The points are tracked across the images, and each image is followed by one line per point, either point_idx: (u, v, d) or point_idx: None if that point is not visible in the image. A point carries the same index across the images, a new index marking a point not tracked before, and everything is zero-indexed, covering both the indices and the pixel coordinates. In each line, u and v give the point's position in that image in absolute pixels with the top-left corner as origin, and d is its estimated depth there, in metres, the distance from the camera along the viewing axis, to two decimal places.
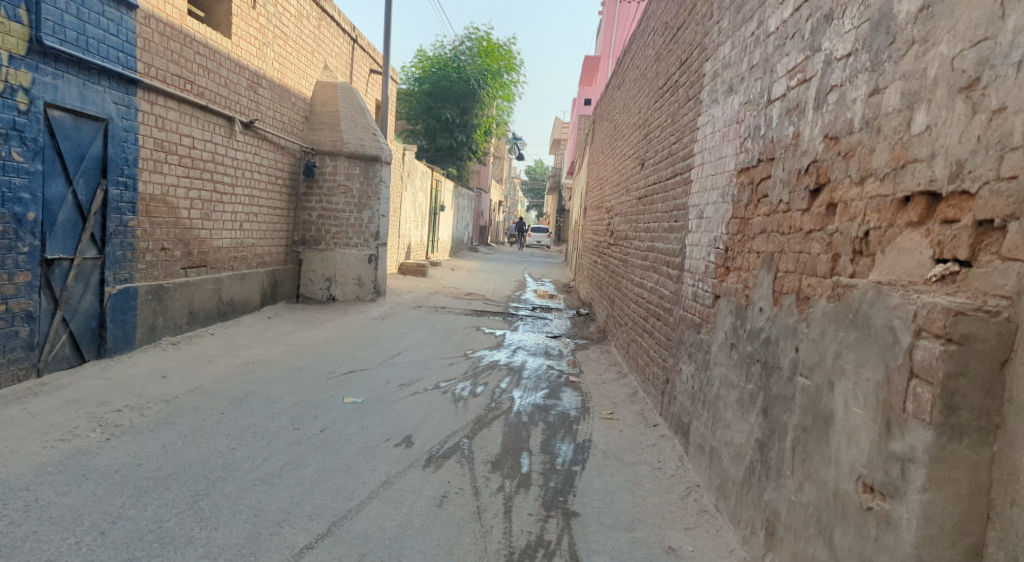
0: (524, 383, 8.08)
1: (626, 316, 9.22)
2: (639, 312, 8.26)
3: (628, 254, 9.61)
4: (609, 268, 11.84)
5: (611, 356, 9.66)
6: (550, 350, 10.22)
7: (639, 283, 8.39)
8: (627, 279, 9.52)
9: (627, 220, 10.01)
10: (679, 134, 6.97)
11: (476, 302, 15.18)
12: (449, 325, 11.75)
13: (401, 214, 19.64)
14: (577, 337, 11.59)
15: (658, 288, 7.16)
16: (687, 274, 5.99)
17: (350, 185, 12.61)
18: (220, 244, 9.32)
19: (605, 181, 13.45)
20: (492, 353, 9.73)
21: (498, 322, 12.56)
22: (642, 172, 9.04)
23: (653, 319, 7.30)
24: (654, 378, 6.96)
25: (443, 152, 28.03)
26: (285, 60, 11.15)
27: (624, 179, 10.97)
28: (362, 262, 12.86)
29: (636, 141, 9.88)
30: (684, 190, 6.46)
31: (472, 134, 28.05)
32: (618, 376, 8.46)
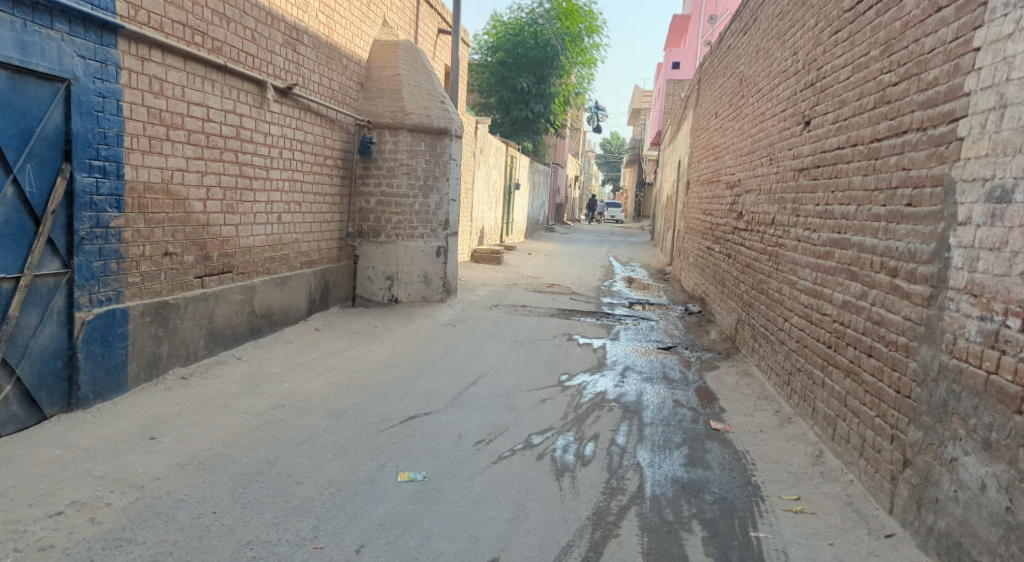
0: (647, 433, 5.69)
1: (778, 332, 6.71)
2: (804, 333, 5.75)
3: (774, 246, 7.05)
4: (733, 260, 9.29)
5: (752, 380, 7.17)
6: (668, 372, 7.81)
7: (803, 290, 5.86)
8: (773, 280, 6.99)
9: (769, 201, 7.44)
10: (887, 63, 4.29)
11: (561, 298, 12.91)
12: (536, 333, 9.56)
13: (474, 194, 17.51)
14: (694, 347, 9.14)
15: (848, 305, 4.63)
16: (930, 298, 3.42)
17: (414, 164, 10.57)
18: (248, 241, 7.44)
19: (721, 149, 10.80)
20: (592, 377, 7.45)
21: (592, 326, 10.28)
22: (799, 131, 6.42)
23: (840, 350, 4.79)
24: (851, 447, 4.49)
25: (519, 125, 25.70)
26: (331, 11, 9.13)
27: (756, 148, 8.35)
28: (428, 256, 10.88)
29: (781, 93, 7.25)
30: (916, 155, 3.74)
31: (550, 105, 25.54)
32: (777, 418, 5.95)
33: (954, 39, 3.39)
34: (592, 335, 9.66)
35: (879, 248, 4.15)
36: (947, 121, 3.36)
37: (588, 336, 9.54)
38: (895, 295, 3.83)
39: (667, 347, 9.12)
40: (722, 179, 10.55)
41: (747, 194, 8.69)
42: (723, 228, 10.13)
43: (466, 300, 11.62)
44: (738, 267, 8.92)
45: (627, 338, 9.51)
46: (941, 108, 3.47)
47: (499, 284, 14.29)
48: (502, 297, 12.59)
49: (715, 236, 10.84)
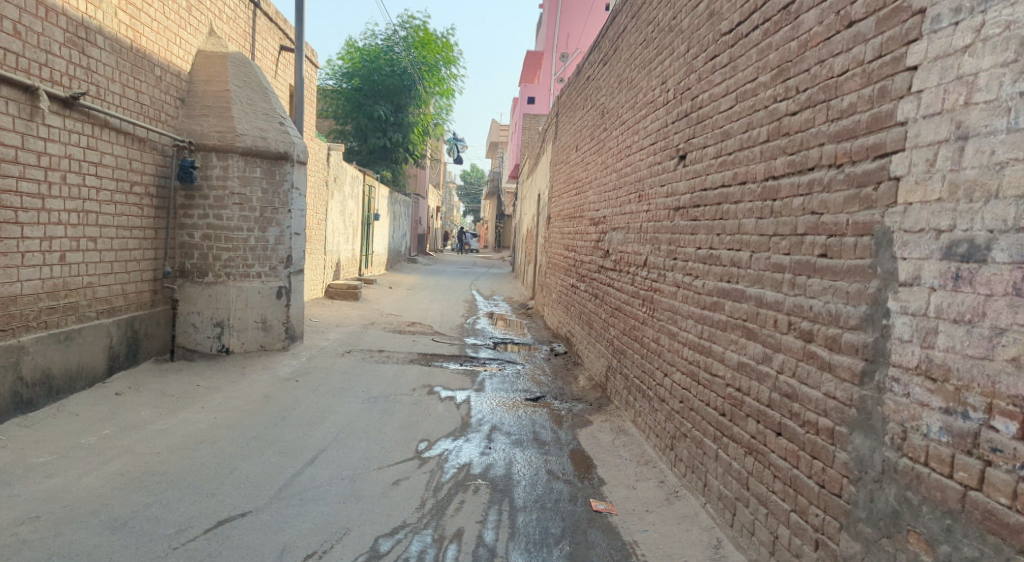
0: (519, 523, 4.68)
1: (656, 387, 6.03)
2: (690, 394, 5.07)
3: (647, 290, 6.43)
4: (598, 302, 8.67)
5: (628, 441, 6.42)
6: (538, 432, 6.85)
7: (686, 344, 5.19)
8: (649, 328, 6.34)
9: (639, 241, 6.86)
10: (783, 89, 3.75)
11: (422, 338, 11.66)
12: (394, 385, 8.23)
13: (326, 226, 15.83)
14: (561, 394, 8.29)
15: (745, 368, 3.96)
16: (861, 373, 2.73)
17: (248, 193, 8.95)
18: (8, 289, 5.66)
19: (582, 183, 10.29)
20: (455, 444, 6.32)
21: (456, 375, 9.15)
22: (671, 167, 5.89)
23: (736, 421, 4.10)
24: (757, 541, 3.75)
25: (378, 153, 24.19)
26: (137, 10, 7.45)
27: (621, 182, 7.83)
28: (265, 297, 9.19)
29: (649, 125, 6.76)
30: (830, 193, 3.13)
31: (409, 135, 24.38)
32: (664, 493, 5.18)
33: (877, 58, 2.82)
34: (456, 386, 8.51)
35: (783, 305, 3.51)
36: (876, 155, 2.76)
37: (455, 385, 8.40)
38: (812, 365, 3.15)
39: (537, 396, 8.19)
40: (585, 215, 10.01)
41: (612, 233, 8.14)
42: (587, 266, 9.55)
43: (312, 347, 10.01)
44: (606, 310, 8.29)
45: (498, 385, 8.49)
46: (863, 140, 2.88)
47: (352, 323, 12.74)
48: (355, 339, 11.09)
49: (578, 274, 10.25)
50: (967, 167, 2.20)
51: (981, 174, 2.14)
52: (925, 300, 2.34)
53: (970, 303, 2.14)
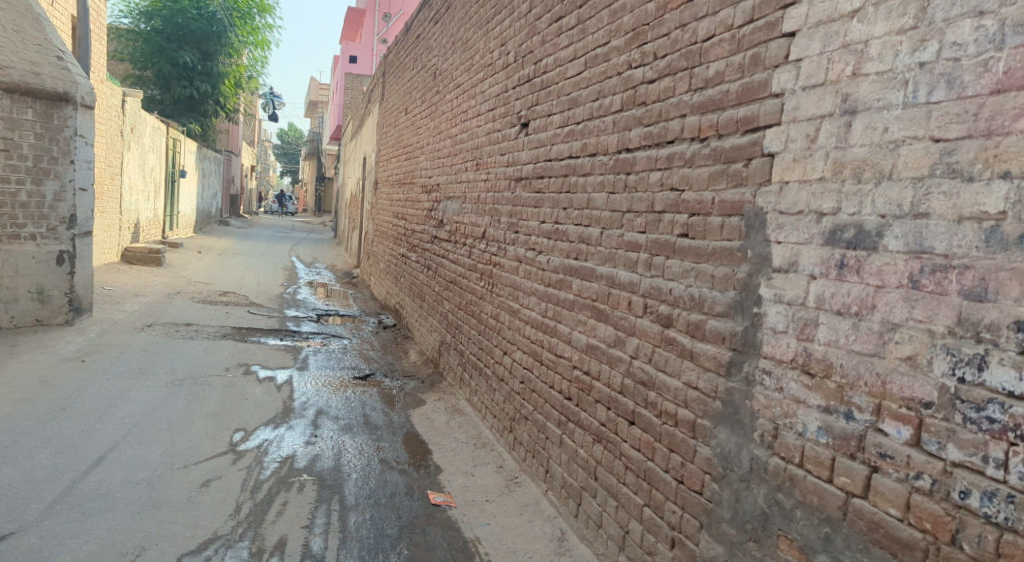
0: (350, 527, 3.87)
1: (486, 371, 5.51)
2: (534, 377, 4.65)
3: (473, 267, 5.81)
4: (402, 276, 7.80)
5: (461, 413, 5.75)
6: (367, 415, 5.62)
7: (531, 324, 4.74)
8: (476, 308, 5.74)
9: (456, 211, 6.15)
10: (640, 54, 3.46)
11: (233, 305, 8.28)
12: (203, 355, 6.51)
13: (120, 171, 10.29)
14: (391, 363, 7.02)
15: (596, 353, 3.65)
16: (727, 363, 2.53)
17: (19, 139, 6.38)
18: None
19: (387, 145, 9.23)
20: (275, 433, 4.98)
21: (275, 360, 6.56)
22: (513, 136, 5.31)
23: (584, 407, 3.83)
24: (605, 534, 3.51)
25: (184, 103, 20.89)
26: None
27: (444, 147, 7.07)
28: (43, 264, 6.56)
29: (481, 87, 6.12)
30: (692, 168, 2.91)
31: (219, 88, 21.44)
32: (502, 479, 4.70)
33: (748, 23, 2.60)
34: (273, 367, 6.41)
35: (639, 286, 3.27)
36: (747, 128, 2.55)
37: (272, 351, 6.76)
38: (672, 352, 2.93)
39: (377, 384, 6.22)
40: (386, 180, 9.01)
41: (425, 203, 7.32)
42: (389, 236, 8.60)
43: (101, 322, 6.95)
44: (418, 285, 7.50)
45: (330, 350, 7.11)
46: (733, 112, 2.66)
47: (150, 287, 8.78)
48: (146, 304, 7.91)
49: (378, 244, 9.23)
50: (855, 144, 2.00)
51: (871, 153, 1.93)
52: (802, 289, 2.16)
53: (854, 294, 1.95)
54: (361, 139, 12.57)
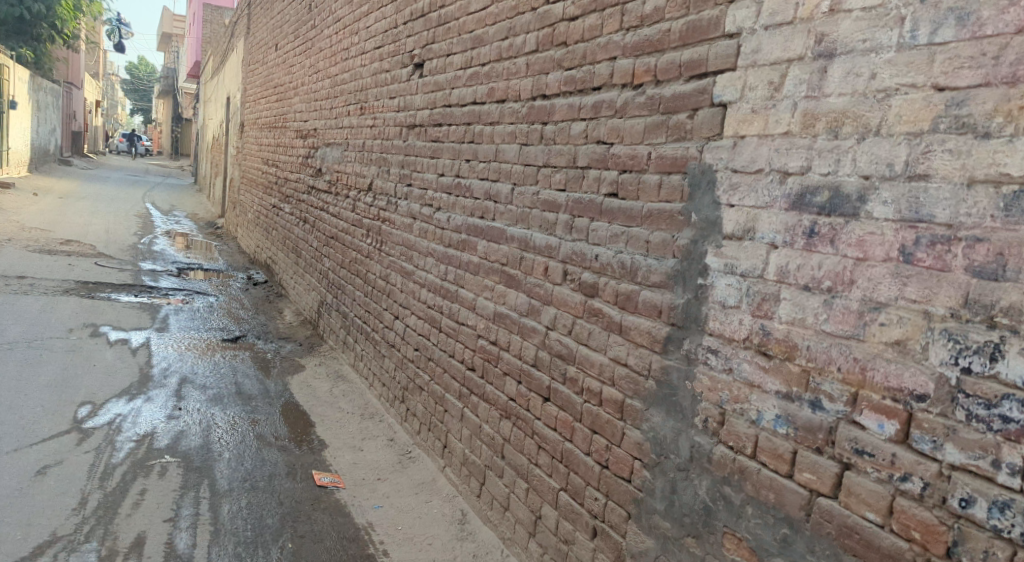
0: (224, 517, 2.88)
1: (361, 346, 4.48)
2: (426, 344, 3.77)
3: (353, 228, 4.70)
4: (271, 233, 6.49)
5: (342, 376, 4.51)
6: (239, 383, 4.22)
7: (426, 284, 3.85)
8: (354, 274, 4.67)
9: (336, 162, 4.99)
10: None
11: (77, 257, 6.33)
12: (28, 323, 4.26)
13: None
14: (269, 317, 5.50)
15: (501, 321, 3.16)
16: (664, 340, 2.22)
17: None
18: None
19: (256, 77, 7.65)
20: (128, 407, 3.61)
21: (132, 323, 4.73)
22: (399, 75, 4.14)
23: (489, 378, 3.20)
24: (512, 519, 2.93)
25: (9, 25, 14.52)
26: None
27: (306, 79, 5.65)
28: None
29: (353, 7, 4.76)
30: (623, 119, 2.50)
31: (56, 7, 14.87)
32: (396, 452, 3.72)
33: None
34: (132, 331, 4.61)
35: (556, 250, 2.85)
36: (692, 74, 2.19)
37: (121, 298, 5.21)
38: (596, 325, 2.57)
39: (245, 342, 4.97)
40: (258, 118, 7.49)
41: (292, 148, 5.97)
42: (258, 184, 7.17)
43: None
44: (279, 241, 6.19)
45: (197, 300, 5.61)
46: (675, 53, 2.28)
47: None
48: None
49: (247, 191, 7.76)
50: (830, 95, 1.73)
51: (852, 103, 1.66)
52: (760, 260, 1.90)
53: (826, 266, 1.70)
54: (225, 72, 10.67)
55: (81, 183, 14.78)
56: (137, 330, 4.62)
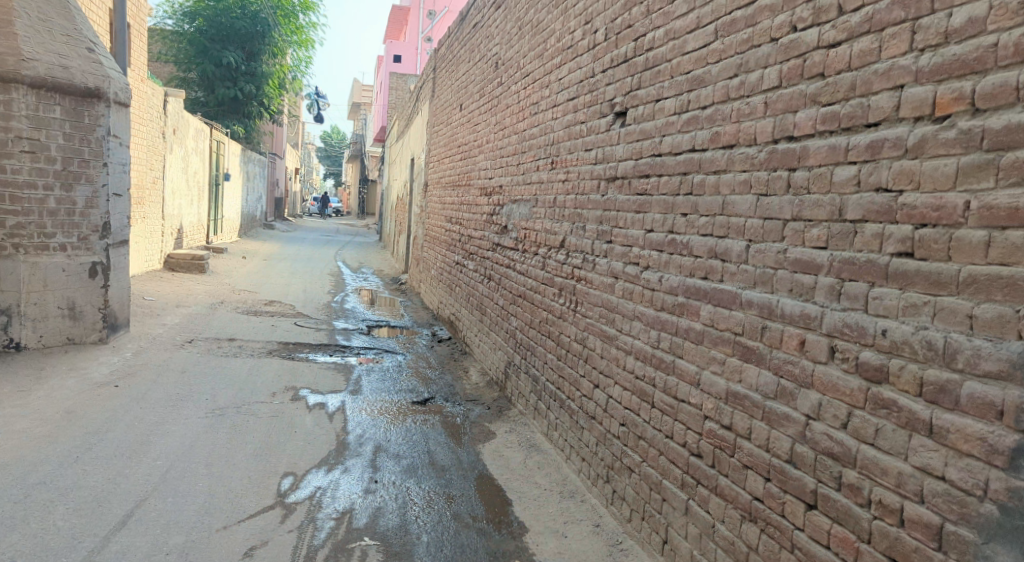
0: None
1: (556, 415, 4.13)
2: (636, 420, 3.32)
3: (541, 287, 4.42)
4: (455, 289, 6.47)
5: (535, 446, 4.21)
6: (432, 452, 3.95)
7: (632, 351, 3.38)
8: (543, 335, 4.37)
9: (524, 219, 4.79)
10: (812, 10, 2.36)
11: (280, 317, 6.79)
12: (239, 384, 4.42)
13: (165, 176, 9.44)
14: (456, 377, 5.38)
15: (738, 403, 2.64)
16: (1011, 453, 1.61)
17: (48, 139, 4.19)
18: None
19: (442, 138, 7.88)
20: (327, 479, 3.39)
21: (328, 387, 4.71)
22: (595, 125, 3.83)
23: (722, 468, 2.72)
24: None
25: (227, 106, 16.84)
26: None
27: (493, 136, 5.60)
28: (73, 280, 4.38)
29: (544, 60, 4.60)
30: (919, 160, 1.92)
31: (264, 87, 17.03)
32: (603, 538, 3.25)
33: None
34: (329, 394, 4.58)
35: (819, 322, 2.26)
36: None
37: (318, 359, 5.40)
38: (886, 420, 1.98)
39: (429, 402, 4.76)
40: (443, 176, 7.68)
41: (477, 205, 5.93)
42: (443, 241, 7.28)
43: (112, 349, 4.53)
44: (464, 299, 6.14)
45: (386, 360, 5.64)
46: (998, 76, 1.72)
47: (196, 297, 7.43)
48: (189, 313, 6.49)
49: (432, 248, 7.94)
50: None
51: None
52: None
53: None
54: (411, 134, 11.26)
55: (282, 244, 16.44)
56: (333, 393, 4.59)
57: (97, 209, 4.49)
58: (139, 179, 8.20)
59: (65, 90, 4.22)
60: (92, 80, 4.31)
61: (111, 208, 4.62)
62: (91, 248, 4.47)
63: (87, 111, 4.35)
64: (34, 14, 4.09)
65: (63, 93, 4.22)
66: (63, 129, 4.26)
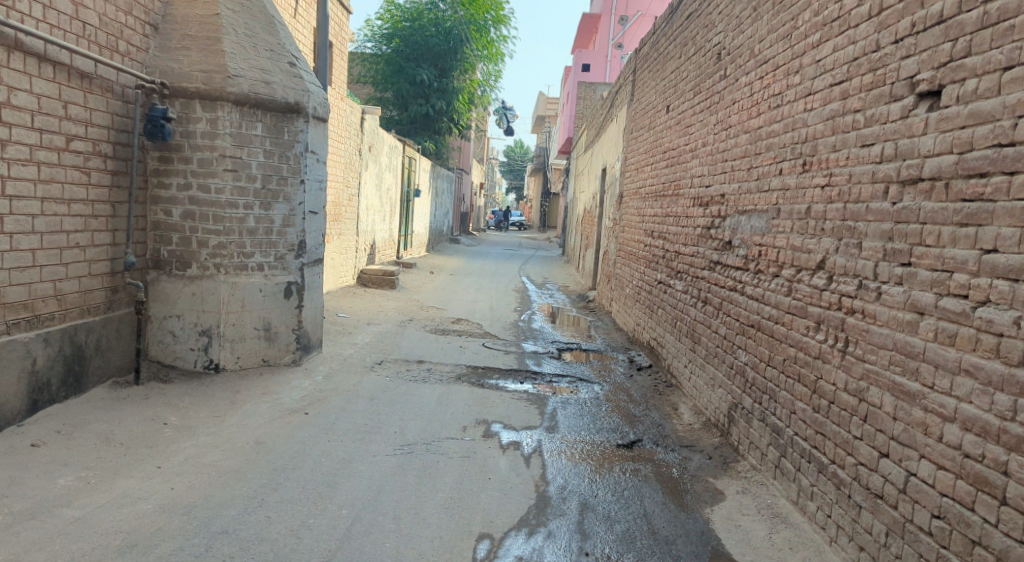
0: None
1: (811, 480, 2.88)
2: (967, 518, 2.02)
3: (786, 317, 3.22)
4: (662, 314, 5.49)
5: (781, 517, 2.97)
6: (650, 516, 3.03)
7: (956, 418, 2.09)
8: (788, 379, 3.15)
9: (755, 233, 3.69)
10: None
11: (467, 338, 6.47)
12: (423, 414, 4.08)
13: (360, 194, 9.81)
14: (664, 415, 4.43)
15: None
16: None
17: (250, 157, 4.18)
18: None
19: (646, 142, 6.99)
20: (529, 546, 2.69)
21: (521, 420, 4.09)
22: (879, 115, 2.59)
23: None
24: None
25: (419, 122, 17.67)
26: None
27: (714, 134, 4.56)
28: (270, 299, 4.37)
29: (792, 39, 3.38)
30: None
31: (454, 102, 17.59)
32: None
33: None
34: (522, 430, 3.95)
35: None
36: None
37: (508, 386, 4.90)
38: None
39: (634, 444, 3.92)
40: (646, 184, 6.80)
41: (692, 217, 4.97)
42: (644, 258, 6.44)
43: (302, 373, 4.47)
44: (672, 323, 5.21)
45: (583, 391, 4.92)
46: None
47: (386, 314, 7.47)
48: (379, 331, 6.43)
49: (631, 264, 7.12)
50: None
51: None
52: None
53: None
54: (604, 138, 10.42)
55: (469, 259, 16.70)
56: (527, 428, 3.96)
57: (295, 227, 4.50)
58: (336, 197, 8.51)
59: (267, 107, 4.21)
60: (292, 96, 4.32)
61: (307, 226, 4.62)
62: (287, 266, 4.47)
63: (286, 128, 4.36)
64: (242, 31, 4.16)
65: (265, 109, 4.22)
66: (264, 146, 4.25)
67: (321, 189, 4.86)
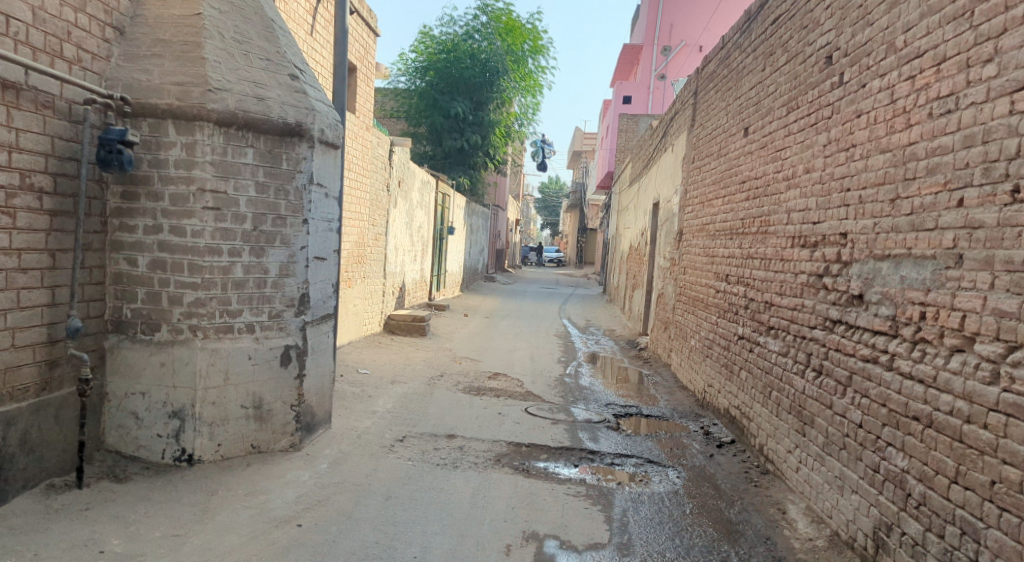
0: None
1: None
2: None
3: (995, 419, 2.06)
4: (751, 378, 4.47)
5: None
6: None
7: None
8: (1004, 513, 1.99)
9: (910, 287, 2.62)
10: None
11: (506, 400, 5.47)
12: (451, 524, 3.01)
13: (387, 233, 9.01)
14: (770, 521, 3.24)
15: None
16: None
17: (236, 191, 3.37)
18: None
19: (717, 170, 5.98)
20: None
21: (582, 533, 2.95)
22: None
23: None
24: None
25: (453, 158, 17.03)
26: None
27: (832, 156, 3.53)
28: (261, 368, 3.47)
29: (971, 16, 2.39)
30: None
31: (489, 136, 16.95)
32: None
33: None
34: (587, 553, 2.79)
35: None
36: None
37: (560, 474, 3.80)
38: None
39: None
40: (718, 219, 5.77)
41: (799, 262, 3.92)
42: (719, 306, 5.43)
43: (300, 461, 3.51)
44: (768, 393, 4.11)
45: (657, 481, 3.79)
46: None
47: (413, 369, 6.54)
48: (403, 394, 5.45)
49: (700, 311, 6.06)
50: None
51: None
52: None
53: None
54: (657, 169, 9.47)
55: (506, 299, 15.75)
56: (593, 547, 2.82)
57: (294, 277, 3.64)
58: (360, 236, 7.70)
59: (261, 129, 3.44)
60: (292, 115, 3.55)
61: (310, 276, 3.76)
62: (285, 326, 3.59)
63: (286, 155, 3.58)
64: (230, 35, 3.45)
65: (258, 132, 3.45)
66: (256, 177, 3.46)
67: (331, 230, 4.01)
